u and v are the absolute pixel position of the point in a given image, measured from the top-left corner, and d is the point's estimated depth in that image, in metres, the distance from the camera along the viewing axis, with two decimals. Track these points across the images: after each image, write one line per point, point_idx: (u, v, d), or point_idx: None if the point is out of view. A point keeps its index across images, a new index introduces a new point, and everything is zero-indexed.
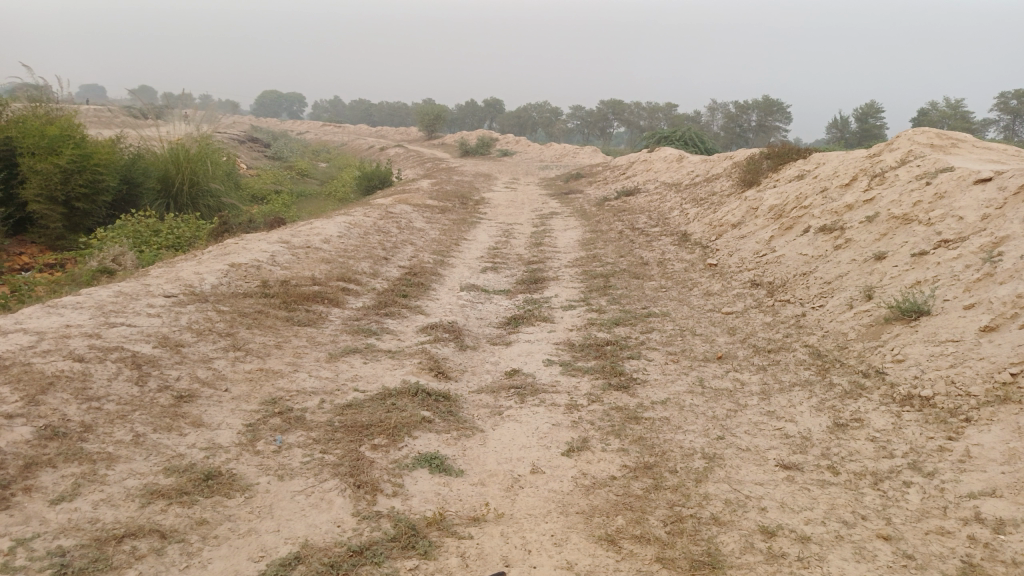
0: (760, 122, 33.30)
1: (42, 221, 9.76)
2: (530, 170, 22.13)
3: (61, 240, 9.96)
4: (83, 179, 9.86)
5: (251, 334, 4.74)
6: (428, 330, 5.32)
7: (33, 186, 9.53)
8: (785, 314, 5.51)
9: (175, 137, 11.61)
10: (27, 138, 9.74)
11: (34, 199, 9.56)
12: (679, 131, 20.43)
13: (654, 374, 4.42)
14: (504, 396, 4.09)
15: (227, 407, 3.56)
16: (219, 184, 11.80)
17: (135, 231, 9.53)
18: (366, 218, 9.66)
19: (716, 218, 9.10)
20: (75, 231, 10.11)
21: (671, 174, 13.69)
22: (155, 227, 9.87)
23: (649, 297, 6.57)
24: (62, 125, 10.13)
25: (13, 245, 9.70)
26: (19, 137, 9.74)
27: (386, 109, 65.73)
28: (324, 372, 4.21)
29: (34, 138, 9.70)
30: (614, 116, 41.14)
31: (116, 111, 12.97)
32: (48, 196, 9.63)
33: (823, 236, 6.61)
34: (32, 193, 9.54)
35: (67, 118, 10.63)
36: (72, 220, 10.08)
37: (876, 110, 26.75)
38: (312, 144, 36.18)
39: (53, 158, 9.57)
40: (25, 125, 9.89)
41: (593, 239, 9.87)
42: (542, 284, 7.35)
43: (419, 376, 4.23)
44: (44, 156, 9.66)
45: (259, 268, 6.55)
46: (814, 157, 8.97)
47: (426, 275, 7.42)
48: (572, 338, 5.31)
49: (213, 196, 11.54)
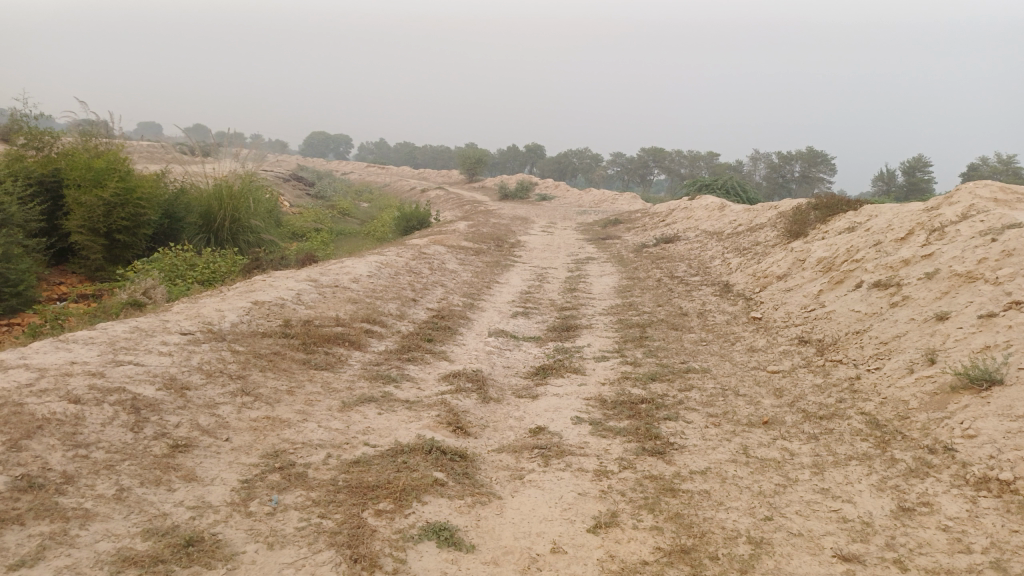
0: (803, 172, 32.82)
1: (84, 251, 9.80)
2: (568, 215, 21.98)
3: (100, 271, 9.96)
4: (125, 212, 9.89)
5: (264, 377, 4.50)
6: (450, 378, 5.01)
7: (77, 218, 9.59)
8: (837, 376, 5.08)
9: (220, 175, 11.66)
10: (75, 171, 9.87)
11: (77, 230, 9.62)
12: (721, 180, 20.11)
13: (693, 439, 4.03)
14: (526, 457, 3.75)
15: (225, 460, 3.28)
16: (260, 221, 11.76)
17: (171, 264, 9.48)
18: (399, 259, 9.49)
19: (761, 269, 8.69)
20: (114, 262, 10.12)
21: (712, 222, 13.32)
22: (191, 261, 9.81)
23: (689, 351, 6.18)
24: (110, 159, 10.24)
25: (54, 275, 9.74)
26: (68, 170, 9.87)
27: (429, 153, 66.86)
28: (335, 423, 3.92)
29: (82, 171, 9.82)
30: (655, 163, 41.06)
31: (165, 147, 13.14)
32: (90, 227, 9.68)
33: (877, 292, 6.17)
34: (75, 225, 9.60)
35: (115, 151, 10.76)
36: (113, 252, 10.10)
37: (923, 164, 26.13)
38: (356, 184, 36.72)
39: (98, 191, 9.65)
40: (75, 159, 10.03)
41: (630, 287, 9.52)
42: (574, 332, 7.02)
43: (435, 431, 3.91)
44: (89, 189, 9.75)
45: (283, 307, 6.36)
46: (865, 208, 8.56)
47: (454, 318, 7.16)
48: (604, 393, 4.95)
49: (254, 232, 11.49)
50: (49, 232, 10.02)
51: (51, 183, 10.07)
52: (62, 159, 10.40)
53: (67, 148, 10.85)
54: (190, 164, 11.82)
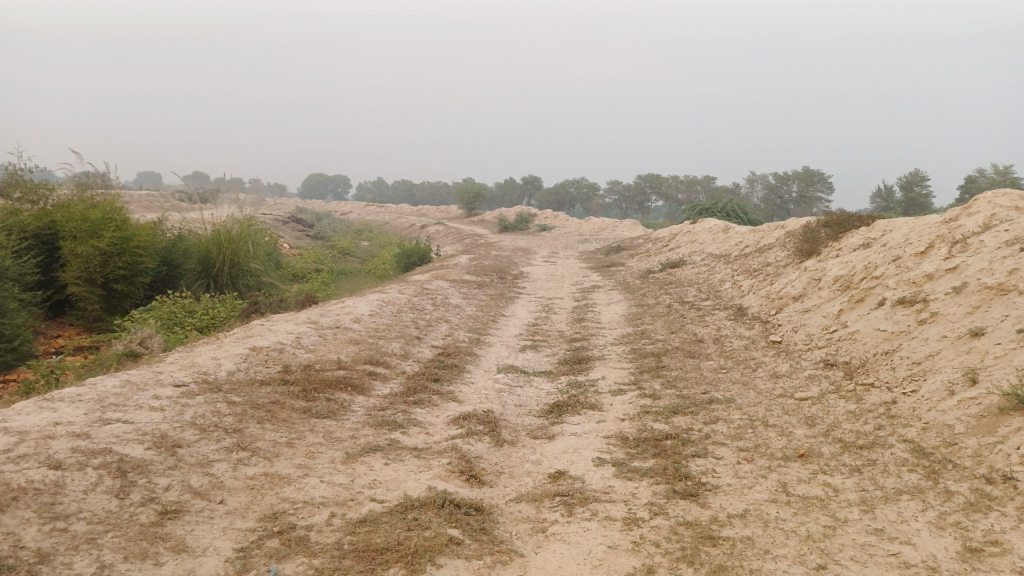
0: (800, 192, 32.75)
1: (81, 302, 9.56)
2: (569, 244, 21.81)
3: (98, 322, 9.71)
4: (122, 262, 9.66)
5: (262, 428, 4.21)
6: (460, 421, 4.72)
7: (73, 269, 9.37)
8: (871, 401, 4.78)
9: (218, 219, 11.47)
10: (71, 222, 9.69)
11: (73, 281, 9.39)
12: (721, 203, 19.96)
13: (727, 478, 3.73)
14: (548, 506, 3.46)
15: (219, 526, 2.98)
16: (260, 264, 11.55)
17: (169, 312, 9.24)
18: (401, 296, 9.25)
19: (774, 290, 8.43)
20: (112, 313, 9.87)
21: (717, 245, 13.09)
22: (190, 307, 9.57)
23: (709, 380, 5.89)
24: (106, 209, 10.05)
25: (52, 328, 9.50)
26: (64, 222, 9.71)
27: (427, 190, 67.17)
28: (339, 476, 3.63)
29: (77, 222, 9.64)
30: (652, 190, 41.11)
31: (162, 195, 12.96)
32: (87, 278, 9.45)
33: (902, 309, 5.90)
34: (72, 276, 9.38)
35: (112, 201, 10.60)
36: (111, 302, 9.85)
37: (920, 179, 26.07)
38: (356, 223, 36.63)
39: (94, 241, 9.45)
40: (71, 211, 9.87)
41: (639, 314, 9.26)
42: (587, 364, 6.73)
43: (447, 481, 3.62)
44: (85, 240, 9.54)
45: (282, 352, 6.10)
46: (878, 224, 8.33)
47: (460, 355, 6.87)
48: (625, 430, 4.66)
49: (254, 275, 11.25)
50: (46, 285, 9.79)
51: (47, 235, 9.87)
52: (58, 212, 10.24)
53: (63, 201, 10.69)
54: (188, 212, 11.62)
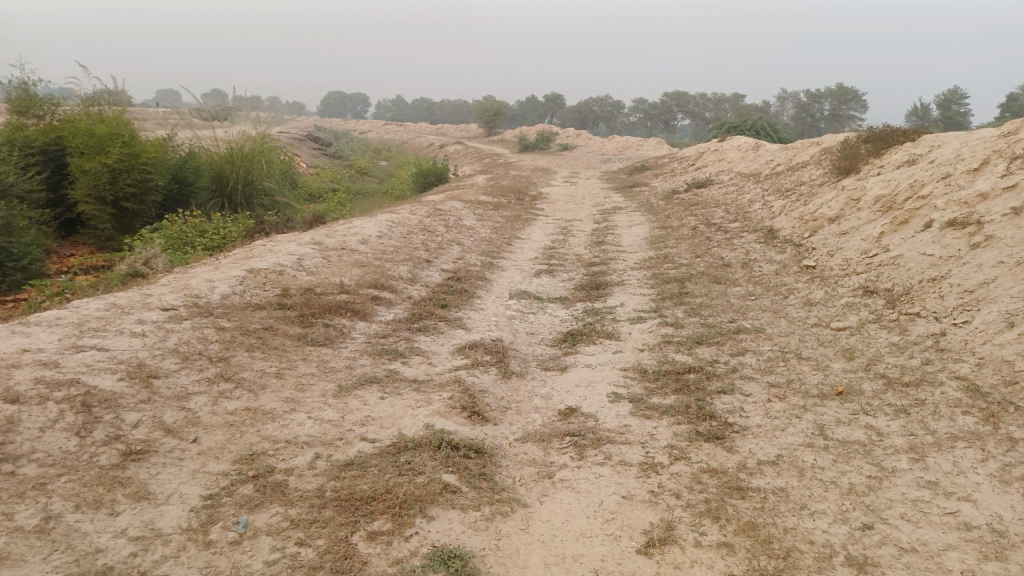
0: (833, 110, 31.31)
1: (92, 221, 9.24)
2: (591, 163, 21.04)
3: (111, 241, 9.41)
4: (132, 179, 9.26)
5: (250, 357, 3.89)
6: (465, 351, 4.36)
7: (83, 186, 9.00)
8: (917, 333, 4.33)
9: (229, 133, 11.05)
10: (77, 138, 9.22)
11: (83, 199, 9.04)
12: (750, 120, 19.01)
13: (756, 418, 3.36)
14: (557, 448, 3.12)
15: (187, 470, 2.68)
16: (273, 183, 11.13)
17: (180, 231, 8.88)
18: (412, 217, 8.82)
19: (809, 211, 7.88)
20: (124, 232, 9.55)
21: (746, 164, 12.39)
22: (201, 227, 9.21)
23: (736, 308, 5.47)
24: (112, 123, 9.56)
25: (64, 247, 9.24)
26: (70, 137, 9.25)
27: (447, 109, 65.66)
28: (328, 411, 3.31)
29: (83, 137, 9.18)
30: (678, 108, 39.65)
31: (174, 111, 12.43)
32: (97, 196, 9.08)
33: (952, 232, 5.36)
34: (81, 194, 9.01)
35: (119, 115, 10.10)
36: (122, 221, 9.52)
37: (960, 97, 24.73)
38: (374, 142, 35.77)
39: (102, 156, 9.00)
40: (76, 124, 9.37)
41: (663, 237, 8.76)
42: (605, 290, 6.33)
43: (447, 417, 3.29)
44: (93, 156, 9.11)
45: (282, 274, 5.75)
46: (926, 138, 7.66)
47: (471, 280, 6.48)
48: (644, 361, 4.30)
49: (268, 195, 10.84)
50: (56, 203, 9.47)
51: (55, 151, 9.45)
52: (64, 126, 9.77)
53: (69, 115, 10.22)
54: (200, 129, 11.14)
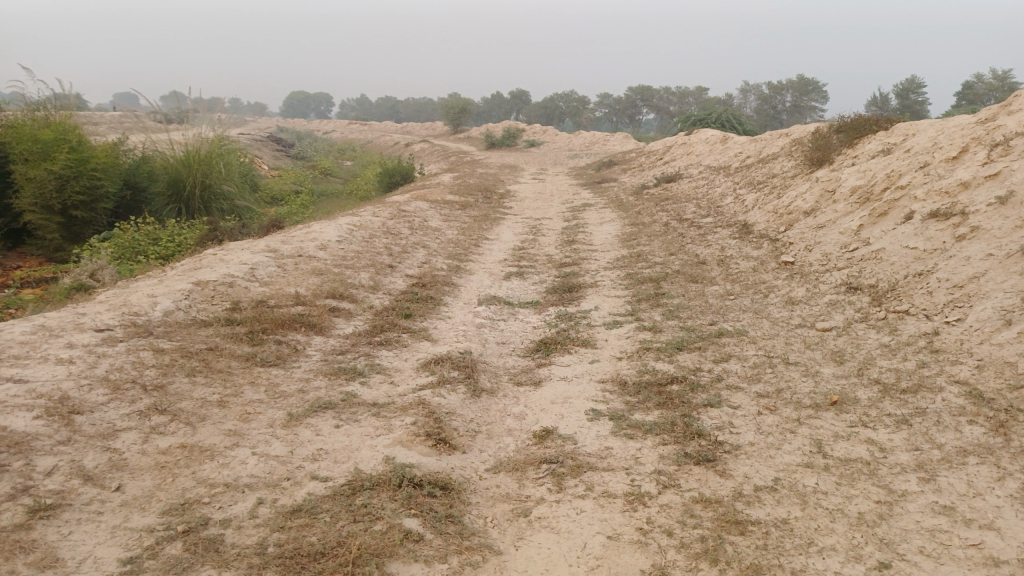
0: (794, 102, 31.51)
1: (39, 231, 8.64)
2: (558, 159, 20.79)
3: (60, 251, 8.84)
4: (81, 185, 8.69)
5: (191, 383, 3.51)
6: (431, 366, 4.03)
7: (28, 194, 8.41)
8: (907, 332, 4.10)
9: (183, 131, 10.42)
10: (20, 143, 8.62)
11: (29, 208, 8.45)
12: (715, 113, 18.88)
13: (748, 435, 3.08)
14: (533, 478, 2.81)
15: (106, 527, 2.30)
16: (233, 186, 10.55)
17: (131, 239, 8.38)
18: (374, 219, 8.45)
19: (783, 204, 7.67)
20: (74, 241, 8.97)
21: (715, 156, 12.19)
22: (155, 235, 8.70)
23: (716, 309, 5.21)
24: (58, 127, 8.97)
25: (10, 259, 8.67)
26: (12, 142, 8.63)
27: (412, 107, 65.03)
28: (276, 444, 2.95)
29: (27, 143, 8.59)
30: (643, 102, 39.62)
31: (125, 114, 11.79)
32: (44, 204, 8.50)
33: (935, 224, 5.15)
34: (27, 202, 8.42)
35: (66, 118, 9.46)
36: (72, 230, 8.94)
37: (917, 85, 25.04)
38: (339, 142, 35.06)
39: (47, 163, 8.45)
40: (18, 129, 8.75)
41: (635, 234, 8.50)
42: (578, 292, 6.04)
43: (409, 446, 2.96)
44: (39, 162, 8.53)
45: (232, 285, 5.35)
46: (900, 127, 7.49)
47: (437, 286, 6.15)
48: (623, 372, 4.01)
49: (228, 198, 10.28)
50: None
51: None
52: None
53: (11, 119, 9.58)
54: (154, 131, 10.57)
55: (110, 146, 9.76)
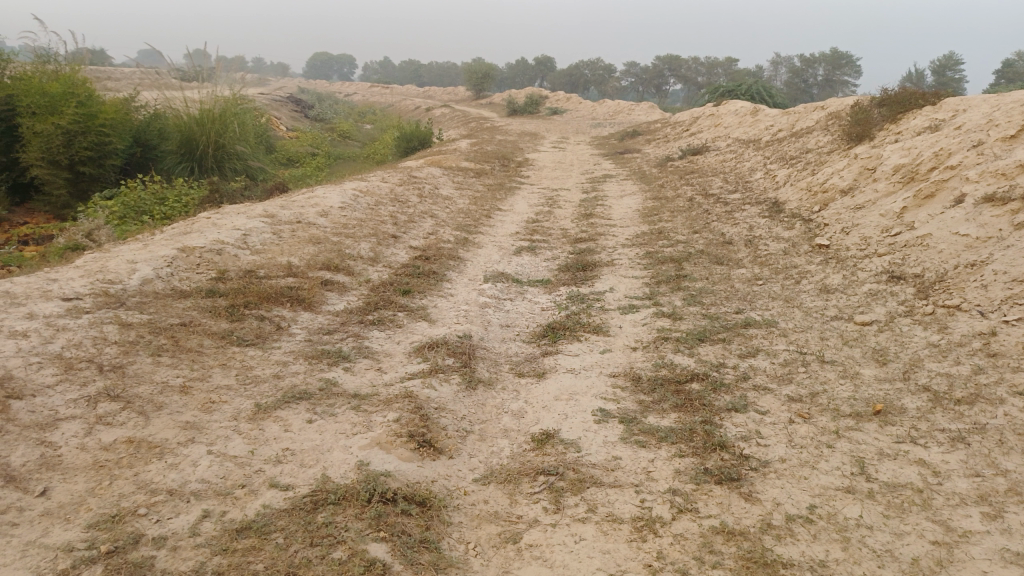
0: (826, 76, 30.48)
1: (46, 187, 8.27)
2: (580, 128, 20.17)
3: (67, 209, 8.47)
4: (89, 141, 8.28)
5: (154, 364, 3.15)
6: (424, 351, 3.64)
7: (34, 148, 8.03)
8: (960, 331, 3.64)
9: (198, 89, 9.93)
10: (28, 95, 8.21)
11: (36, 162, 8.07)
12: (744, 85, 18.14)
13: (778, 449, 2.68)
14: (527, 492, 2.44)
15: (18, 543, 1.95)
16: (247, 146, 10.00)
17: (137, 198, 7.98)
18: (383, 185, 8.04)
19: (818, 181, 7.15)
20: (82, 199, 8.60)
21: (744, 129, 11.59)
22: (162, 194, 8.27)
23: (743, 295, 4.77)
24: (68, 80, 8.56)
25: (17, 216, 8.34)
26: (20, 95, 8.25)
27: (436, 71, 64.11)
28: (238, 441, 2.59)
29: (35, 95, 8.18)
30: (670, 73, 38.63)
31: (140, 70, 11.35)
32: (51, 159, 8.11)
33: (991, 209, 4.63)
34: (33, 157, 8.05)
35: (76, 71, 9.04)
36: (80, 187, 8.56)
37: (955, 62, 24.02)
38: (359, 105, 34.52)
39: (54, 118, 8.06)
40: (26, 81, 8.35)
41: (658, 209, 8.02)
42: (593, 271, 5.61)
43: (388, 449, 2.59)
44: (46, 116, 8.13)
45: (222, 252, 4.99)
46: (949, 101, 6.90)
47: (442, 259, 5.75)
48: (636, 365, 3.60)
49: (241, 158, 9.74)
50: (8, 168, 8.49)
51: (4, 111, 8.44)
52: None
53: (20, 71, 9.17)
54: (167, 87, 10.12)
55: (121, 102, 9.32)
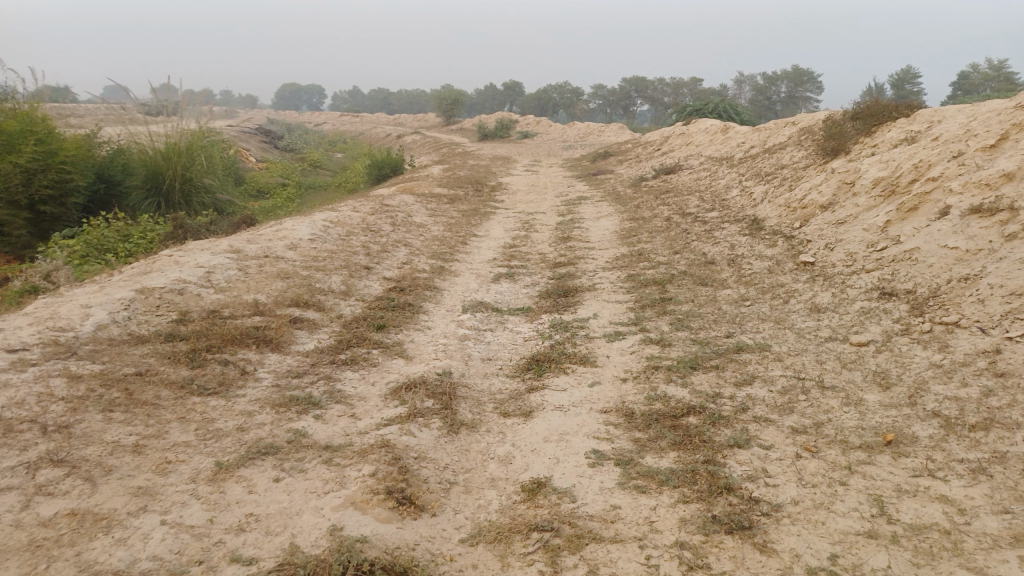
0: (789, 93, 30.95)
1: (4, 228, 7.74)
2: (552, 151, 20.12)
3: (28, 250, 7.89)
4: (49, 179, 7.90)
5: (105, 421, 2.87)
6: (401, 393, 3.40)
7: None
8: (961, 350, 3.48)
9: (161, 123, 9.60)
10: None
11: None
12: (711, 104, 18.25)
13: (789, 490, 2.48)
14: (522, 553, 2.20)
15: None
16: (215, 179, 9.70)
17: (99, 235, 7.64)
18: (354, 214, 7.80)
19: (797, 197, 7.06)
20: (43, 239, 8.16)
21: (716, 147, 11.56)
22: (126, 231, 7.96)
23: (732, 318, 4.60)
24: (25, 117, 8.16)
25: None
26: None
27: (405, 99, 64.24)
28: (197, 508, 2.33)
29: None
30: (637, 93, 39.01)
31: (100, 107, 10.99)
32: (8, 199, 7.61)
33: (978, 220, 4.51)
34: None
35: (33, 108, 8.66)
36: (40, 227, 8.13)
37: (913, 76, 24.53)
38: (329, 134, 34.25)
39: (12, 156, 7.65)
40: None
41: (635, 230, 7.87)
42: (575, 297, 5.41)
43: (364, 510, 2.34)
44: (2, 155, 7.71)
45: (183, 292, 4.71)
46: (923, 113, 6.87)
47: (417, 290, 5.52)
48: (628, 399, 3.39)
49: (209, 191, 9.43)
50: None
51: None
52: None
53: None
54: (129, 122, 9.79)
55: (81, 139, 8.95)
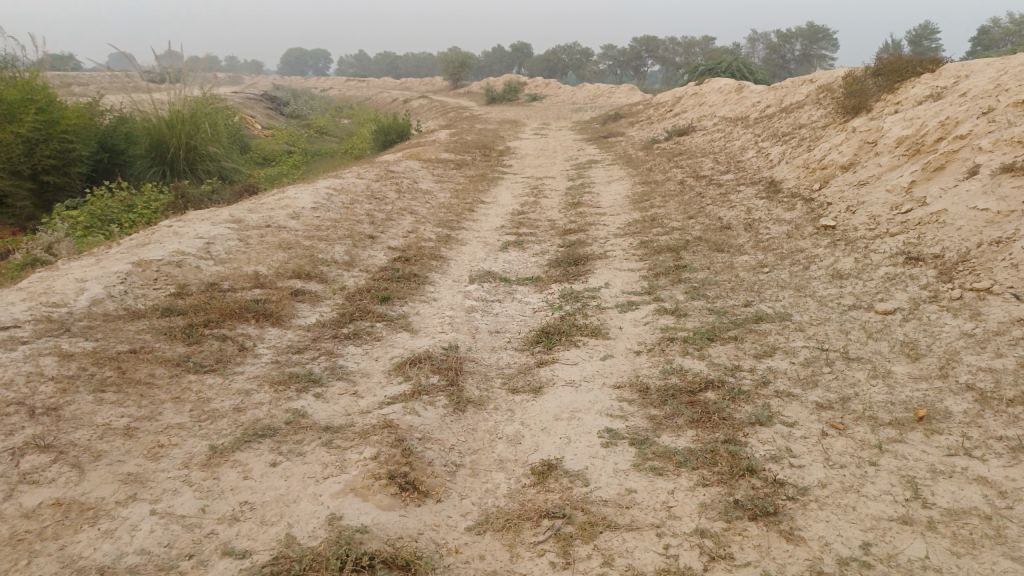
0: (803, 51, 30.20)
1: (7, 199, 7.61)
2: (561, 114, 19.73)
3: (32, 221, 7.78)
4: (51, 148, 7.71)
5: (96, 402, 2.74)
6: (405, 368, 3.26)
7: None
8: (994, 318, 3.30)
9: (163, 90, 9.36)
10: None
11: None
12: (723, 63, 17.77)
13: (815, 471, 2.33)
14: (532, 543, 2.07)
15: None
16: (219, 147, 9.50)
17: (103, 206, 7.50)
18: (358, 181, 7.62)
19: (816, 157, 6.80)
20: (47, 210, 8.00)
21: (730, 107, 11.22)
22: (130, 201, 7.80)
23: (750, 285, 4.42)
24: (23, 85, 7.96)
25: None
26: None
27: (412, 63, 63.33)
28: (189, 496, 2.20)
29: None
30: (647, 54, 38.19)
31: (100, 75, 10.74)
32: (11, 170, 7.47)
33: (1011, 179, 4.28)
34: None
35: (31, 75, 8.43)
36: (43, 198, 7.97)
37: (932, 31, 23.81)
38: (336, 100, 33.80)
39: (13, 125, 7.46)
40: None
41: (649, 194, 7.64)
42: (586, 265, 5.24)
43: (365, 496, 2.22)
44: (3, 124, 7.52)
45: (182, 264, 4.56)
46: (949, 67, 6.56)
47: (423, 260, 5.36)
48: (642, 373, 3.24)
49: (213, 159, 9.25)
50: None
51: None
52: None
53: None
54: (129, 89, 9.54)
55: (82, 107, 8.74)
